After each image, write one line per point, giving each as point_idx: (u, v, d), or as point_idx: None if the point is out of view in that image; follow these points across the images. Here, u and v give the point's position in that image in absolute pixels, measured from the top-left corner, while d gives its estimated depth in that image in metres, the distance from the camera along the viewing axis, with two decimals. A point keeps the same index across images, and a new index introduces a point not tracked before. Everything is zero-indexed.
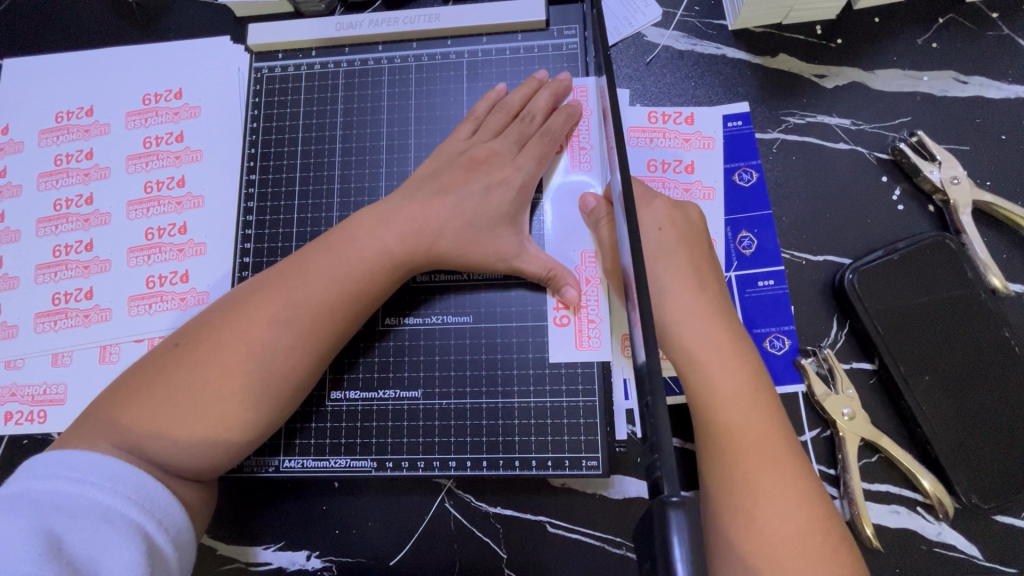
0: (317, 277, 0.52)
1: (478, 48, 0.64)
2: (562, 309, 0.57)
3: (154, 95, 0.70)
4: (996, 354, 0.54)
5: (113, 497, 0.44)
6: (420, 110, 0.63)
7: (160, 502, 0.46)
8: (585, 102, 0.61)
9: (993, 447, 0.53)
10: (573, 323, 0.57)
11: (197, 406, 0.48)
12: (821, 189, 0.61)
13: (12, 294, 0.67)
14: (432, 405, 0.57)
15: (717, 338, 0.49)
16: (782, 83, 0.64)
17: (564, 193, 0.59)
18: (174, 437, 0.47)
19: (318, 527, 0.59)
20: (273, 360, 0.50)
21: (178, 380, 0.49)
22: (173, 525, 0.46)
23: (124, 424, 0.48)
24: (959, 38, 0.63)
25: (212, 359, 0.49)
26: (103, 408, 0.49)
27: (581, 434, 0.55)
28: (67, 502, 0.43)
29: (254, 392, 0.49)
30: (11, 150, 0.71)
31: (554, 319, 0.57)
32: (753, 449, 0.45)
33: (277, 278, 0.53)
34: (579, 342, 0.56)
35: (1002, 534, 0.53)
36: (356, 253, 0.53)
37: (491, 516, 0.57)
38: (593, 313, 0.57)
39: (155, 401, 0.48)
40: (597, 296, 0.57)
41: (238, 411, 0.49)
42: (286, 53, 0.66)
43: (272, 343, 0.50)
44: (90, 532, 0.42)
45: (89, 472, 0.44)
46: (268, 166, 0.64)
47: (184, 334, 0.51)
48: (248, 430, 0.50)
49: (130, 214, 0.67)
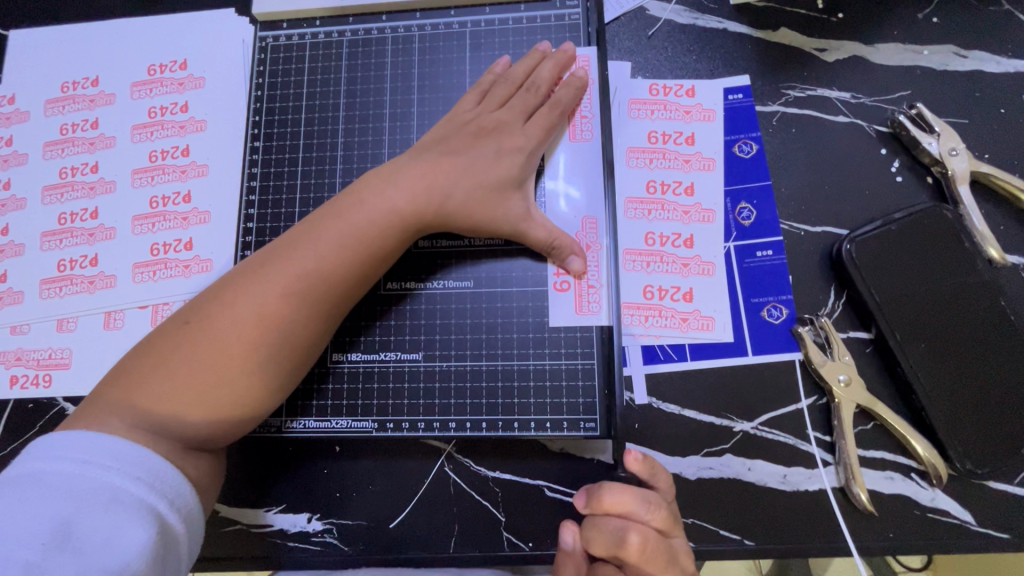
0: (325, 246, 0.52)
1: (481, 19, 0.64)
2: (562, 275, 0.58)
3: (159, 66, 0.71)
4: (992, 322, 0.54)
5: (122, 477, 0.44)
6: (423, 80, 0.64)
7: (171, 482, 0.47)
8: (588, 72, 0.62)
9: (986, 412, 0.53)
10: (573, 288, 0.57)
11: (219, 380, 0.49)
12: (820, 161, 0.62)
13: (18, 260, 0.68)
14: (432, 367, 0.57)
15: None
16: (783, 56, 0.64)
17: (566, 162, 0.60)
18: (195, 409, 0.49)
19: (319, 491, 0.59)
20: (291, 333, 0.51)
21: (192, 353, 0.49)
22: (183, 504, 0.47)
23: (142, 401, 0.49)
24: (959, 12, 0.63)
25: (227, 334, 0.50)
26: (116, 392, 0.49)
27: (580, 396, 0.56)
28: (76, 485, 0.43)
29: (275, 363, 0.51)
30: (17, 120, 0.71)
31: (553, 284, 0.58)
32: None
33: (284, 249, 0.53)
34: (579, 306, 0.57)
35: (995, 499, 0.54)
36: (366, 215, 0.53)
37: (490, 480, 0.58)
38: (593, 278, 0.57)
39: (171, 375, 0.49)
40: (597, 260, 0.58)
41: (257, 381, 0.50)
42: (290, 23, 0.66)
43: (285, 314, 0.51)
44: (101, 514, 0.42)
45: (97, 454, 0.45)
46: (273, 134, 0.64)
47: (194, 313, 0.51)
48: (268, 400, 0.52)
49: (135, 182, 0.68)
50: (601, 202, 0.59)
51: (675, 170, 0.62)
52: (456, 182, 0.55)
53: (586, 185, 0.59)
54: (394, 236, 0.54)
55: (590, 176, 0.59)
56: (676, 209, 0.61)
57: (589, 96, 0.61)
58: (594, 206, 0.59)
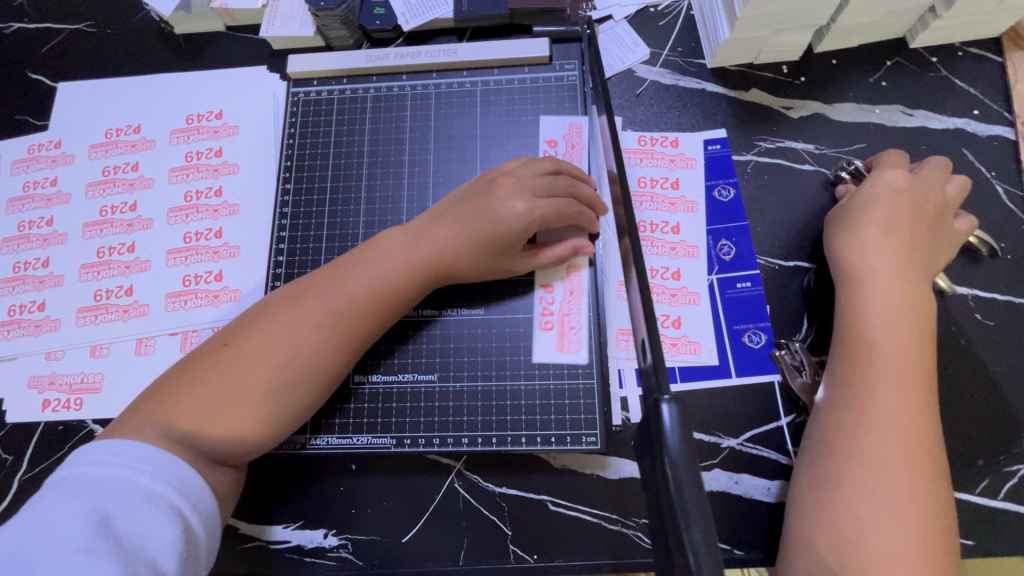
0: (360, 288, 0.58)
1: (490, 79, 0.73)
2: (547, 315, 0.64)
3: (197, 115, 0.78)
4: (945, 346, 0.62)
5: (155, 480, 0.49)
6: (438, 131, 0.72)
7: (195, 488, 0.51)
8: (579, 137, 0.69)
9: (945, 427, 0.59)
10: (557, 328, 0.63)
11: (248, 397, 0.54)
12: (790, 204, 0.70)
13: (57, 291, 0.73)
14: (446, 387, 0.63)
15: (901, 310, 0.55)
16: (754, 113, 0.73)
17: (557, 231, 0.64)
18: (224, 423, 0.53)
19: (334, 508, 0.63)
20: (318, 358, 0.56)
21: (230, 377, 0.54)
22: (205, 508, 0.51)
23: (178, 414, 0.53)
24: (904, 77, 0.73)
25: (263, 355, 0.55)
26: (151, 404, 0.54)
27: (581, 413, 0.61)
28: (114, 486, 0.47)
29: (300, 385, 0.56)
30: (63, 163, 0.78)
31: (538, 323, 0.64)
32: (891, 422, 0.50)
33: (320, 282, 0.59)
34: (560, 344, 0.63)
35: (959, 509, 0.59)
36: (390, 256, 0.60)
37: (497, 495, 0.62)
38: (573, 320, 0.63)
39: (209, 395, 0.53)
40: (573, 304, 0.64)
41: (282, 402, 0.55)
42: (319, 80, 0.74)
43: (318, 343, 0.56)
44: (135, 511, 0.46)
45: (133, 459, 0.49)
46: (302, 176, 0.71)
47: (232, 335, 0.57)
48: (288, 419, 0.56)
49: (170, 220, 0.74)
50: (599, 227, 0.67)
51: (662, 211, 0.70)
52: (472, 225, 0.61)
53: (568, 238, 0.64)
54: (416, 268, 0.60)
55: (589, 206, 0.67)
56: (664, 245, 0.68)
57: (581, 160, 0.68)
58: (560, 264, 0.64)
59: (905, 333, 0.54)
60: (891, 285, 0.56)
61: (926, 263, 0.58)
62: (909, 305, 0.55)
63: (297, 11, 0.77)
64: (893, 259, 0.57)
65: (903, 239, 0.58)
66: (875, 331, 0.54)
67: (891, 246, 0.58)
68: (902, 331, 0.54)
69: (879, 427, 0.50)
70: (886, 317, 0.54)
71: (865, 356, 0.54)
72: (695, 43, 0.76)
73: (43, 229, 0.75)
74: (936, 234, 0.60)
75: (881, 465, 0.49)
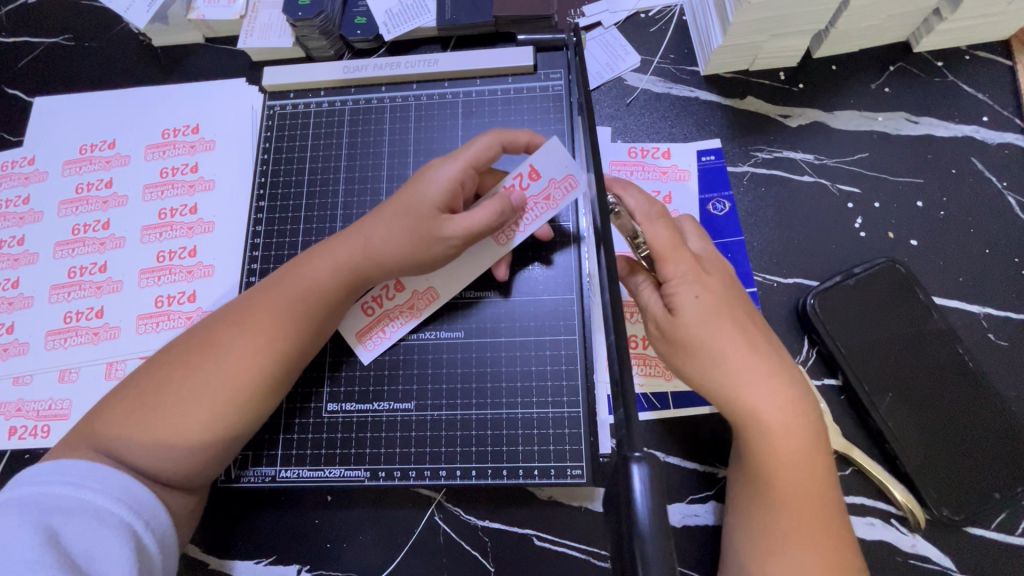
0: (279, 297, 0.55)
1: (473, 89, 0.70)
2: (376, 302, 0.61)
3: (172, 130, 0.75)
4: (955, 370, 0.57)
5: (104, 497, 0.46)
6: (418, 144, 0.69)
7: (148, 504, 0.48)
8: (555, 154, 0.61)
9: (958, 458, 0.55)
10: (372, 318, 0.61)
11: (159, 404, 0.51)
12: (789, 217, 0.66)
13: (27, 312, 0.70)
14: (424, 416, 0.59)
15: (779, 396, 0.49)
16: (750, 122, 0.70)
17: (513, 240, 0.59)
18: (136, 431, 0.50)
19: (308, 542, 0.59)
20: (230, 360, 0.52)
21: (153, 388, 0.52)
22: (159, 526, 0.49)
23: (107, 425, 0.51)
24: (908, 83, 0.69)
25: (179, 361, 0.53)
26: (92, 423, 0.51)
27: (566, 444, 0.57)
28: (62, 504, 0.45)
29: (206, 390, 0.51)
30: (36, 179, 0.76)
31: (361, 304, 0.61)
32: (789, 488, 0.48)
33: (254, 295, 0.56)
34: (362, 334, 0.61)
35: (975, 546, 0.55)
36: (311, 265, 0.56)
37: (479, 529, 0.58)
38: (386, 328, 0.61)
39: (139, 412, 0.51)
40: (404, 321, 0.61)
41: (188, 410, 0.51)
42: (296, 93, 0.72)
43: (232, 346, 0.53)
44: (84, 529, 0.44)
45: (78, 475, 0.47)
46: (278, 193, 0.69)
47: (170, 345, 0.55)
48: (194, 431, 0.51)
49: (144, 238, 0.72)
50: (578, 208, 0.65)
51: None
52: (426, 221, 0.54)
53: (494, 257, 0.60)
54: (361, 268, 0.56)
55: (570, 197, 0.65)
56: None
57: (558, 173, 0.55)
58: (429, 280, 0.61)
59: (796, 429, 0.49)
60: (760, 372, 0.50)
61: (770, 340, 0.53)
62: (787, 392, 0.50)
63: (275, 22, 0.74)
64: (738, 348, 0.50)
65: (743, 326, 0.52)
66: (775, 428, 0.49)
67: (729, 337, 0.51)
68: (798, 425, 0.49)
69: (802, 520, 0.48)
70: (778, 410, 0.49)
71: (764, 458, 0.49)
72: (687, 49, 0.73)
73: (14, 248, 0.73)
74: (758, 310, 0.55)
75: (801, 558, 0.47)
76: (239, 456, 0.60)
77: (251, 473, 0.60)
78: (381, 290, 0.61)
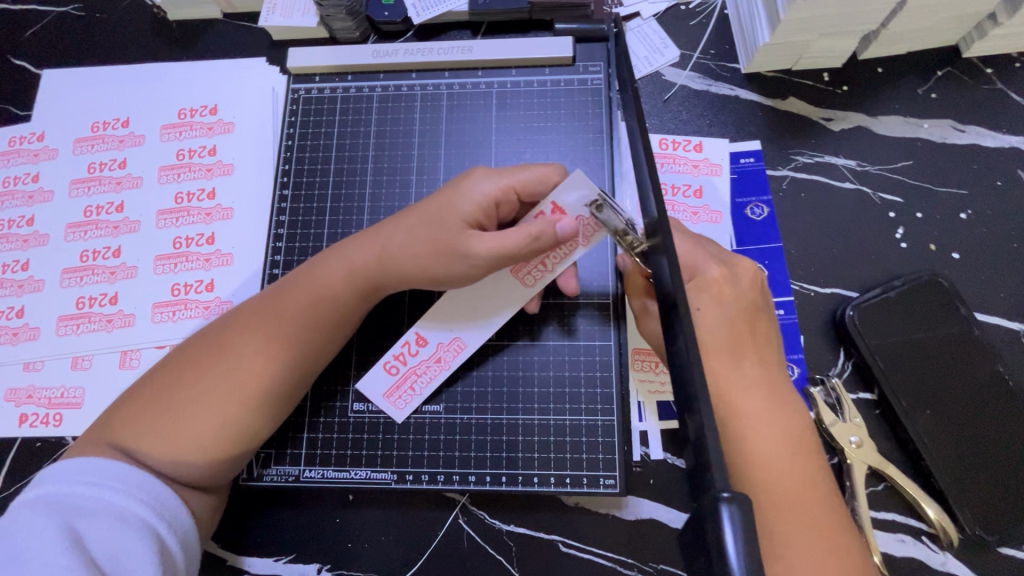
0: (292, 297, 0.53)
1: (508, 79, 0.67)
2: (397, 360, 0.58)
3: (190, 110, 0.72)
4: (994, 389, 0.56)
5: (126, 498, 0.45)
6: (449, 136, 0.66)
7: (170, 504, 0.47)
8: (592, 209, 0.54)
9: (995, 478, 0.54)
10: (398, 377, 0.58)
11: (172, 407, 0.49)
12: (829, 225, 0.64)
13: (37, 296, 0.68)
14: (453, 419, 0.58)
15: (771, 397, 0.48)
16: (792, 125, 0.67)
17: (541, 279, 0.56)
18: (146, 437, 0.48)
19: (329, 541, 0.58)
20: (240, 364, 0.50)
21: (167, 391, 0.50)
22: (181, 526, 0.47)
23: (122, 429, 0.49)
24: (957, 89, 0.67)
25: (188, 362, 0.51)
26: (111, 423, 0.49)
27: (599, 452, 0.56)
28: (85, 505, 0.44)
29: (220, 394, 0.49)
30: (45, 157, 0.73)
31: (385, 364, 0.58)
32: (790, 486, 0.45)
33: (270, 297, 0.54)
34: (391, 395, 0.58)
35: (1004, 566, 0.55)
36: (325, 267, 0.55)
37: (505, 534, 0.57)
38: (417, 386, 0.58)
39: (153, 414, 0.49)
40: (433, 375, 0.57)
41: (203, 414, 0.49)
42: (322, 77, 0.69)
43: (244, 348, 0.51)
44: (107, 531, 0.43)
45: (100, 475, 0.45)
46: (302, 181, 0.66)
47: (182, 347, 0.53)
48: (211, 437, 0.49)
49: (159, 223, 0.69)
50: (618, 209, 0.62)
51: (685, 222, 0.65)
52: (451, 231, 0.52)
53: (518, 301, 0.56)
54: (383, 273, 0.54)
55: (611, 196, 0.63)
56: None
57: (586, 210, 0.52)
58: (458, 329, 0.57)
59: (779, 424, 0.47)
60: (746, 370, 0.49)
61: (769, 341, 0.51)
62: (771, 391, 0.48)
63: None
64: (725, 352, 0.49)
65: (739, 328, 0.50)
66: (765, 428, 0.47)
67: (720, 345, 0.49)
68: (782, 420, 0.47)
69: (788, 518, 0.44)
70: (765, 410, 0.47)
71: None
72: (729, 45, 0.70)
73: (23, 229, 0.70)
74: (772, 321, 0.52)
75: (792, 559, 0.42)
76: (261, 454, 0.58)
77: (273, 471, 0.58)
78: (399, 350, 0.58)
